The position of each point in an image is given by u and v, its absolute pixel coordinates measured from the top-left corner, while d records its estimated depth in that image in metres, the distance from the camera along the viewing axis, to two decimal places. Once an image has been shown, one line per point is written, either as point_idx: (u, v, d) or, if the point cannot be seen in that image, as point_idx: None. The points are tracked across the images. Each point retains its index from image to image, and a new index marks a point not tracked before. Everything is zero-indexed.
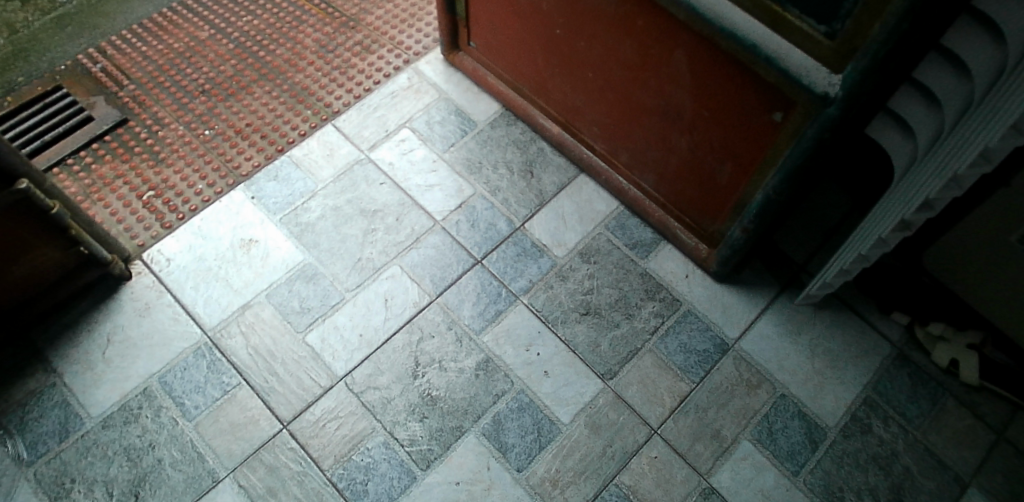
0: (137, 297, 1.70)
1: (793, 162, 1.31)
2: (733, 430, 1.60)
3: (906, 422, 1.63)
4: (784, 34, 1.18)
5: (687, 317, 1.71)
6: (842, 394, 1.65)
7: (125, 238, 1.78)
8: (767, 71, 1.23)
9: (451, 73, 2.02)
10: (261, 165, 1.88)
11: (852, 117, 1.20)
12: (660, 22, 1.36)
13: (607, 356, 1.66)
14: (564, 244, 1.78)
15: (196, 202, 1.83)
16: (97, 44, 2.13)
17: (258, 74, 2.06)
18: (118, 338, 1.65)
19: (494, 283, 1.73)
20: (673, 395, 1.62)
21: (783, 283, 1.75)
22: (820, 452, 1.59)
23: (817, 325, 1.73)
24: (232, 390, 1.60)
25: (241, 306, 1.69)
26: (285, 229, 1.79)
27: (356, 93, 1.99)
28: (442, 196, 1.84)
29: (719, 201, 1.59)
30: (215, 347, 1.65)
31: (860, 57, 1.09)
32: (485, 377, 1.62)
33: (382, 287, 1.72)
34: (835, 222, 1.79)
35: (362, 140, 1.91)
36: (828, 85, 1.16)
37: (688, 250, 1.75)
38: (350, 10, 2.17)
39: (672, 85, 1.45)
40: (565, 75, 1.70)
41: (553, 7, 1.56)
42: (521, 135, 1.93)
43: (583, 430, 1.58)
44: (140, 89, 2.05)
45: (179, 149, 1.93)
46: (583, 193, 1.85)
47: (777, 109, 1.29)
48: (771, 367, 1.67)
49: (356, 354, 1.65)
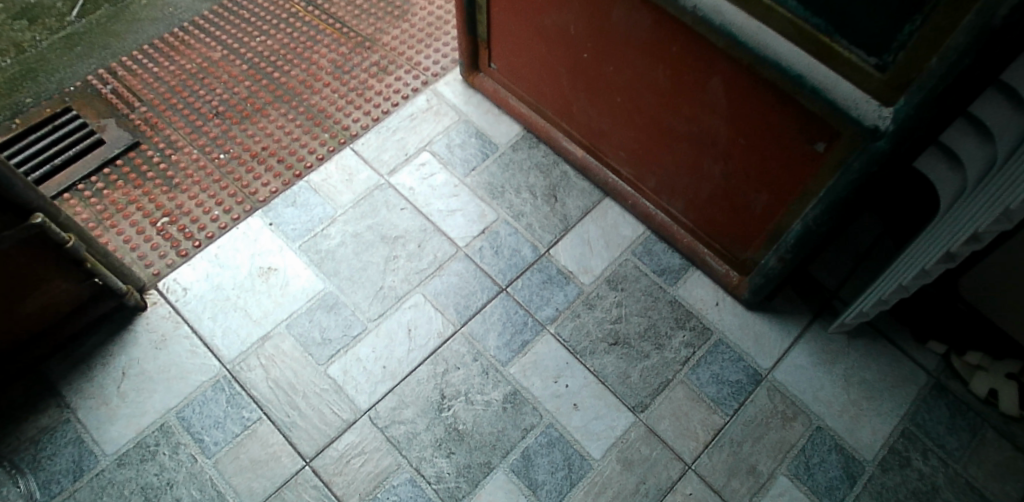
0: (153, 328, 1.65)
1: (837, 194, 1.27)
2: (768, 465, 1.56)
3: (946, 455, 1.59)
4: (831, 64, 1.13)
5: (719, 347, 1.66)
6: (880, 426, 1.61)
7: (139, 267, 1.73)
8: (811, 102, 1.18)
9: (471, 94, 1.98)
10: (279, 191, 1.84)
11: (902, 150, 1.15)
12: (696, 49, 1.31)
13: (637, 387, 1.62)
14: (590, 271, 1.74)
15: (213, 228, 1.79)
16: (107, 65, 2.09)
17: (273, 96, 2.01)
18: (133, 372, 1.60)
19: (520, 312, 1.68)
20: (706, 428, 1.58)
21: (816, 310, 1.71)
22: (859, 487, 1.55)
23: (852, 354, 1.69)
24: (252, 426, 1.56)
25: (261, 338, 1.65)
26: (304, 256, 1.74)
27: (374, 115, 1.95)
28: (464, 221, 1.79)
29: (753, 230, 1.55)
30: (234, 381, 1.60)
31: (915, 90, 1.04)
32: (513, 411, 1.58)
33: (405, 316, 1.68)
34: (865, 247, 1.75)
35: (381, 164, 1.87)
36: (879, 118, 1.10)
37: (718, 277, 1.71)
38: (366, 29, 2.13)
39: (706, 113, 1.40)
40: (590, 99, 1.65)
41: (580, 30, 1.51)
42: (543, 158, 1.88)
43: (615, 466, 1.54)
44: (152, 111, 2.01)
45: (194, 174, 1.89)
46: (609, 217, 1.80)
47: (820, 140, 1.25)
48: (806, 399, 1.63)
49: (379, 387, 1.60)
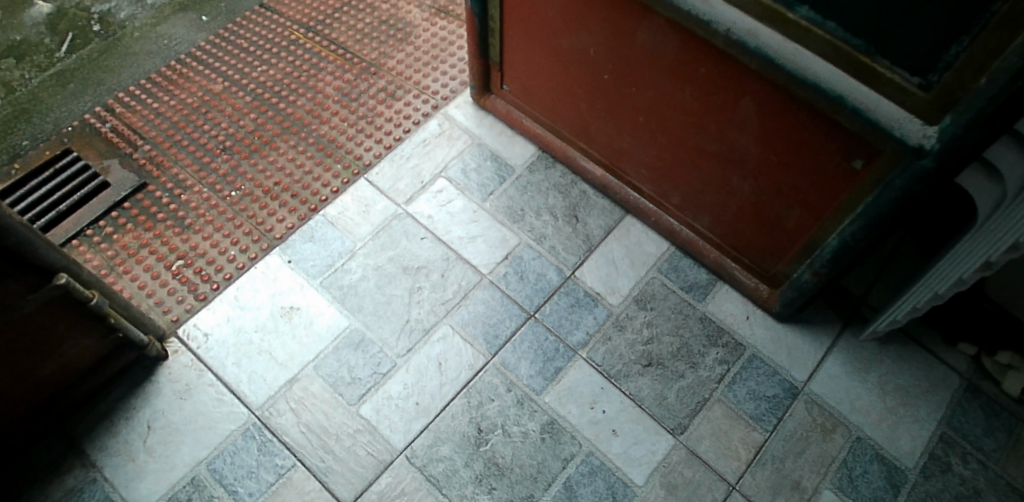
0: (176, 378, 1.61)
1: (877, 210, 1.26)
2: (812, 480, 1.53)
3: (985, 457, 1.56)
4: (873, 85, 1.12)
5: (753, 362, 1.65)
6: (918, 432, 1.58)
7: (157, 313, 1.69)
8: (851, 120, 1.17)
9: (483, 116, 1.95)
10: (295, 227, 1.80)
11: (947, 169, 1.14)
12: (727, 69, 1.30)
13: (675, 409, 1.60)
14: (617, 292, 1.71)
15: (230, 269, 1.74)
16: (104, 102, 2.02)
17: (280, 128, 1.97)
18: (160, 424, 1.56)
19: (550, 339, 1.66)
20: (747, 446, 1.56)
21: (846, 319, 1.69)
22: (903, 496, 1.52)
23: (885, 360, 1.66)
24: (287, 473, 1.52)
25: (288, 381, 1.61)
26: (326, 293, 1.71)
27: (386, 143, 1.91)
28: (486, 247, 1.77)
29: (784, 244, 1.54)
30: (265, 427, 1.57)
31: (963, 110, 1.04)
32: (551, 441, 1.56)
33: (434, 350, 1.64)
34: (889, 252, 1.74)
35: (398, 193, 1.83)
36: (923, 137, 1.09)
37: (747, 290, 1.69)
38: (370, 54, 2.09)
39: (737, 130, 1.39)
40: (611, 119, 1.64)
41: (602, 52, 1.50)
42: (561, 179, 1.86)
43: (659, 491, 1.52)
44: (156, 149, 1.94)
45: (206, 214, 1.84)
46: (632, 235, 1.78)
47: (858, 157, 1.24)
48: (844, 409, 1.60)
49: (414, 424, 1.57)
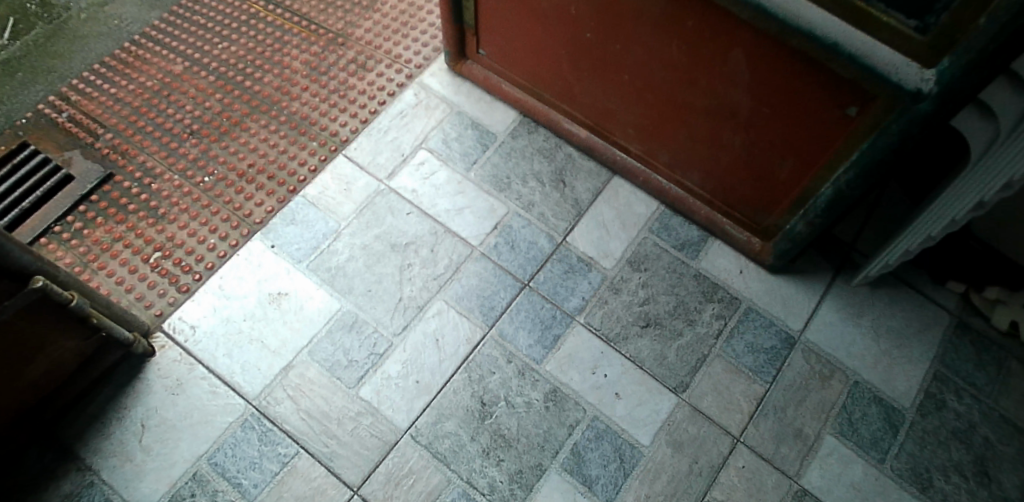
0: (166, 374, 1.56)
1: (872, 157, 1.26)
2: (814, 426, 1.55)
3: (978, 392, 1.59)
4: (869, 30, 1.12)
5: (749, 315, 1.65)
6: (913, 372, 1.61)
7: (139, 309, 1.63)
8: (845, 67, 1.16)
9: (459, 84, 1.90)
10: (275, 210, 1.74)
11: (944, 111, 1.15)
12: (715, 22, 1.28)
13: (675, 367, 1.60)
14: (610, 255, 1.70)
15: (211, 258, 1.68)
16: (57, 91, 1.90)
17: (249, 107, 1.88)
18: (154, 422, 1.52)
19: (547, 307, 1.64)
20: (748, 398, 1.58)
21: (837, 266, 1.71)
22: (902, 435, 1.55)
23: (877, 304, 1.67)
24: (291, 462, 1.50)
25: (284, 369, 1.57)
26: (314, 276, 1.66)
27: (362, 117, 1.85)
28: (474, 218, 1.73)
29: (776, 196, 1.53)
30: (264, 417, 1.53)
31: (962, 53, 1.05)
32: (556, 409, 1.55)
33: (430, 326, 1.62)
34: (876, 198, 1.75)
35: (378, 169, 1.78)
36: (921, 81, 1.09)
37: (739, 245, 1.69)
38: (336, 24, 1.99)
39: (727, 84, 1.37)
40: (594, 79, 1.61)
41: (583, 11, 1.46)
42: (545, 143, 1.82)
43: (665, 449, 1.53)
44: (119, 137, 1.84)
45: (180, 202, 1.76)
46: (621, 197, 1.76)
47: (853, 104, 1.23)
48: (840, 355, 1.62)
49: (416, 403, 1.55)
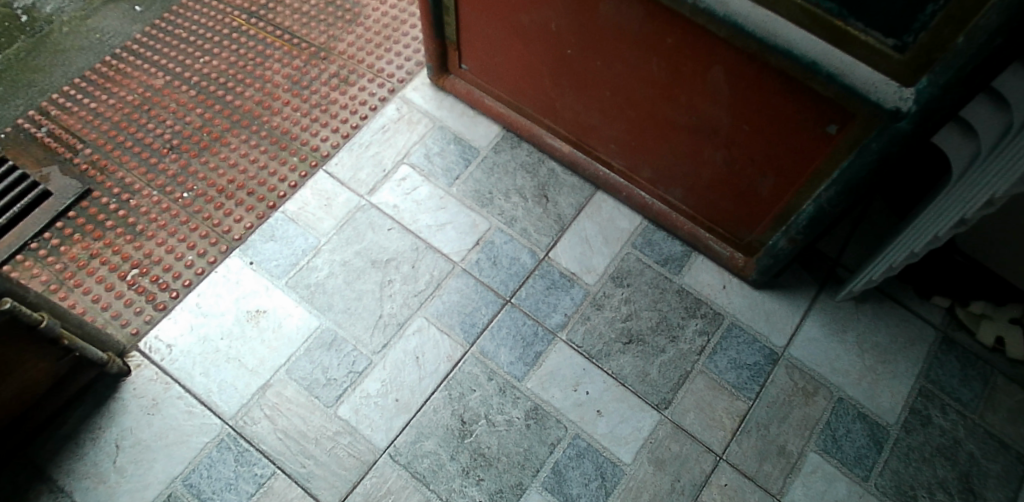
0: (142, 393, 1.54)
1: (852, 175, 1.25)
2: (798, 443, 1.54)
3: (963, 408, 1.58)
4: (847, 48, 1.11)
5: (731, 331, 1.64)
6: (897, 388, 1.59)
7: (115, 327, 1.61)
8: (824, 86, 1.16)
9: (442, 98, 1.89)
10: (254, 226, 1.72)
11: (923, 131, 1.14)
12: (694, 39, 1.27)
13: (658, 384, 1.59)
14: (593, 270, 1.69)
15: (189, 275, 1.66)
16: (37, 105, 1.88)
17: (230, 122, 1.86)
18: (128, 443, 1.49)
19: (528, 323, 1.63)
20: (731, 415, 1.56)
21: (821, 281, 1.69)
22: (886, 452, 1.54)
23: (861, 319, 1.66)
24: (267, 482, 1.47)
25: (261, 387, 1.55)
26: (293, 293, 1.65)
27: (343, 132, 1.84)
28: (456, 234, 1.72)
29: (758, 212, 1.52)
30: (240, 437, 1.51)
31: (941, 71, 1.03)
32: (537, 427, 1.54)
33: (410, 343, 1.60)
34: (861, 212, 1.75)
35: (359, 184, 1.77)
36: (900, 100, 1.09)
37: (722, 260, 1.67)
38: (318, 38, 1.98)
39: (708, 102, 1.37)
40: (576, 94, 1.60)
41: (563, 27, 1.46)
42: (528, 157, 1.81)
43: (647, 467, 1.51)
44: (98, 153, 1.82)
45: (158, 218, 1.74)
46: (603, 212, 1.75)
47: (833, 122, 1.22)
48: (824, 371, 1.61)
49: (395, 422, 1.53)
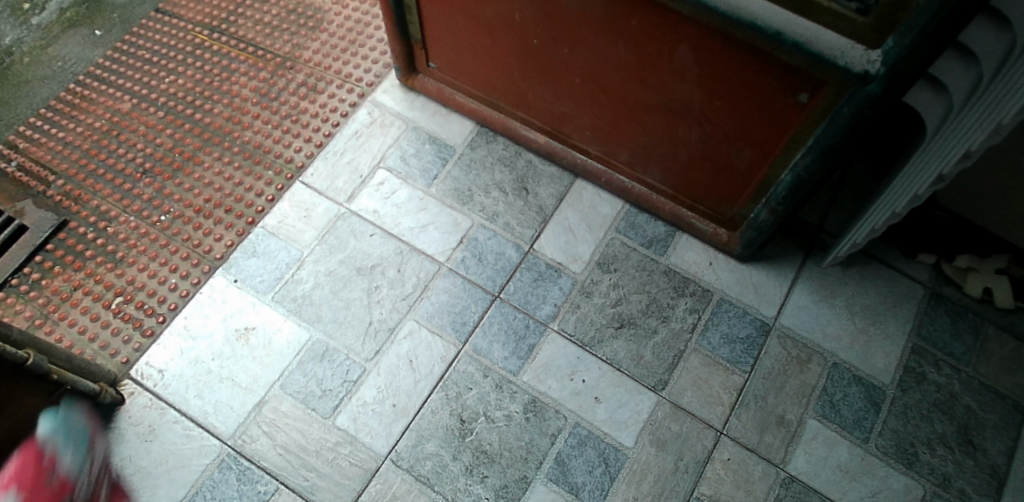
0: (138, 421, 1.53)
1: (826, 141, 1.26)
2: (796, 411, 1.55)
3: (956, 362, 1.59)
4: (811, 16, 1.10)
5: (721, 306, 1.64)
6: (890, 348, 1.61)
7: (105, 357, 1.59)
8: (791, 55, 1.16)
9: (413, 98, 1.88)
10: (235, 244, 1.71)
11: (892, 91, 1.15)
12: (659, 19, 1.27)
13: (653, 366, 1.59)
14: (579, 258, 1.69)
15: (174, 299, 1.65)
16: (5, 139, 1.85)
17: (201, 140, 1.84)
18: (129, 471, 1.48)
19: (519, 317, 1.63)
20: (728, 390, 1.57)
21: (806, 249, 1.70)
22: (884, 413, 1.55)
23: (848, 283, 1.67)
24: (271, 499, 1.47)
25: (257, 404, 1.55)
26: (280, 308, 1.64)
27: (316, 141, 1.82)
28: (439, 234, 1.71)
29: (737, 186, 1.52)
30: (240, 456, 1.50)
31: (905, 31, 1.04)
32: (536, 419, 1.54)
33: (402, 348, 1.60)
34: (840, 177, 1.75)
35: (338, 192, 1.76)
36: (867, 62, 1.09)
37: (707, 237, 1.68)
38: (282, 48, 1.96)
39: (678, 81, 1.36)
40: (546, 84, 1.60)
41: (528, 17, 1.44)
42: (504, 151, 1.81)
43: (649, 449, 1.52)
44: (71, 183, 1.80)
45: (138, 244, 1.72)
46: (584, 199, 1.75)
47: (804, 91, 1.22)
48: (817, 338, 1.62)
49: (394, 427, 1.53)
